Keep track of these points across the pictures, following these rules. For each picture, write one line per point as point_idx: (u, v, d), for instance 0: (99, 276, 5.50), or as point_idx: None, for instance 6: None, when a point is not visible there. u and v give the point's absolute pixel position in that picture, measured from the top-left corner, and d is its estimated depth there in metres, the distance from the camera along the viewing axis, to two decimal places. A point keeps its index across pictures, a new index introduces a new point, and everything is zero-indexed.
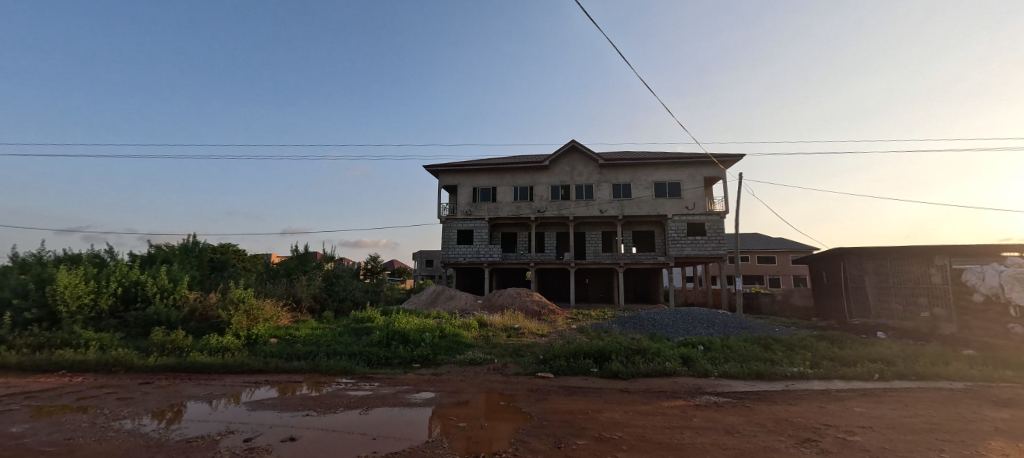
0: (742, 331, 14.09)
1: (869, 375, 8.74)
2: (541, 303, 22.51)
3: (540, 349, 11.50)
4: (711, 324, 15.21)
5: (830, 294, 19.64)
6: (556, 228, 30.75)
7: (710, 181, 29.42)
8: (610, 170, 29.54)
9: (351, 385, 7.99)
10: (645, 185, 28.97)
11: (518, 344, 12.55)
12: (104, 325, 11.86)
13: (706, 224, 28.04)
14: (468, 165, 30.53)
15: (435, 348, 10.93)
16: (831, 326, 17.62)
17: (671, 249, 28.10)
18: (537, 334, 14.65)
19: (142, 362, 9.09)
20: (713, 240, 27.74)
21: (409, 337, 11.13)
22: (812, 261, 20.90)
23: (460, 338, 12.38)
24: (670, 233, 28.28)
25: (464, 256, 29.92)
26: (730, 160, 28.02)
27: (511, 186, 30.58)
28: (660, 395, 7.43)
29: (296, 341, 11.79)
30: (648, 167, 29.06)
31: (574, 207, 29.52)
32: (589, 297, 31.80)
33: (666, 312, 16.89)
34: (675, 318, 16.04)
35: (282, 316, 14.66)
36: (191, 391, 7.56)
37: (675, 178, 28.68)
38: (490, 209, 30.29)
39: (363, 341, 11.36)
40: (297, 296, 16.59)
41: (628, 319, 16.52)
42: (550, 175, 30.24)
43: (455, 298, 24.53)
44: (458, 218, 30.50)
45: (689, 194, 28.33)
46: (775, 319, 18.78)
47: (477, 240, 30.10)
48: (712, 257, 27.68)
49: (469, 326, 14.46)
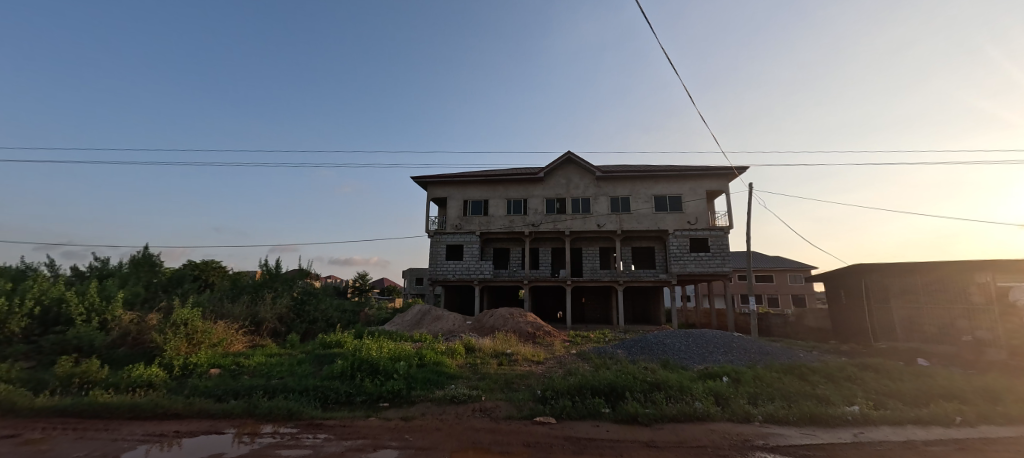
0: (766, 358, 12.34)
1: (949, 419, 7.02)
2: (536, 324, 20.58)
3: (536, 381, 9.63)
4: (729, 349, 13.44)
5: (850, 316, 18.05)
6: (551, 243, 29.05)
7: (713, 195, 28.08)
8: (608, 182, 28.11)
9: (289, 439, 6.05)
10: (645, 199, 27.52)
11: (511, 373, 10.65)
12: (8, 352, 9.80)
13: (709, 240, 26.52)
14: (459, 176, 28.93)
15: (409, 381, 9.04)
16: (856, 350, 15.98)
17: (673, 266, 26.45)
18: (532, 361, 12.74)
19: (27, 402, 7.08)
20: (717, 257, 26.17)
21: (379, 368, 9.24)
22: (828, 278, 19.35)
23: (442, 367, 10.47)
24: (671, 249, 26.72)
25: (453, 273, 28.02)
26: (733, 173, 26.73)
27: (504, 198, 28.95)
28: (699, 452, 5.59)
29: (243, 373, 9.83)
30: (648, 179, 27.68)
31: (570, 221, 27.91)
32: (586, 318, 29.89)
33: (677, 335, 15.09)
34: (687, 341, 14.26)
35: (236, 341, 12.65)
36: (67, 450, 5.56)
37: (676, 191, 27.29)
38: (481, 222, 28.57)
39: (321, 372, 9.41)
40: (259, 316, 14.62)
41: (634, 343, 14.71)
42: (545, 187, 28.71)
43: (441, 319, 22.48)
44: (447, 232, 28.67)
45: (691, 208, 26.91)
46: (793, 343, 17.03)
47: (468, 256, 28.22)
48: (717, 275, 26.06)
49: (454, 352, 12.52)
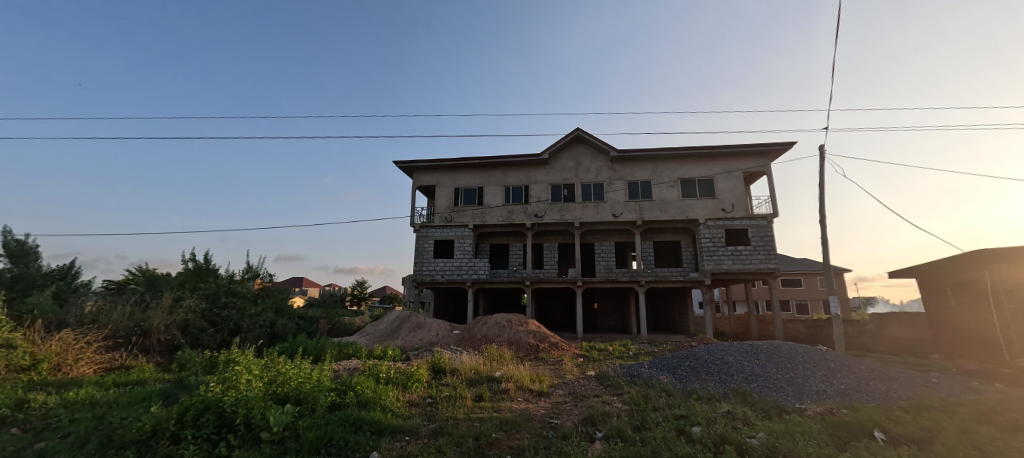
0: (902, 393, 7.78)
1: None
2: (539, 335, 16.15)
3: (533, 444, 5.16)
4: (829, 374, 8.86)
5: (961, 322, 13.43)
6: (558, 238, 24.57)
7: (751, 179, 23.54)
8: (624, 165, 23.74)
9: None
10: (669, 183, 23.06)
11: (490, 421, 6.21)
12: None
13: (750, 231, 21.84)
14: (449, 161, 24.66)
15: (284, 451, 4.67)
16: (988, 370, 11.37)
17: (704, 263, 21.86)
18: (531, 394, 8.20)
19: None
20: (759, 252, 21.49)
21: (235, 422, 4.92)
22: (923, 272, 14.81)
23: (368, 411, 6.06)
24: (703, 242, 22.08)
25: (442, 274, 23.58)
26: (777, 149, 22.12)
27: (501, 185, 24.55)
28: None
29: (9, 426, 5.51)
30: (672, 160, 23.24)
31: (580, 211, 23.50)
32: (599, 327, 25.35)
33: (740, 351, 10.50)
34: (762, 361, 9.68)
35: (76, 364, 8.34)
36: None
37: (707, 173, 22.81)
38: (475, 213, 24.17)
39: (131, 425, 5.07)
40: (145, 325, 10.35)
41: (681, 363, 10.17)
42: (549, 172, 24.37)
43: (422, 329, 18.05)
44: (435, 225, 24.22)
45: (725, 194, 22.44)
46: (892, 361, 12.39)
47: (459, 253, 23.80)
48: (760, 274, 21.40)
49: (408, 378, 8.03)
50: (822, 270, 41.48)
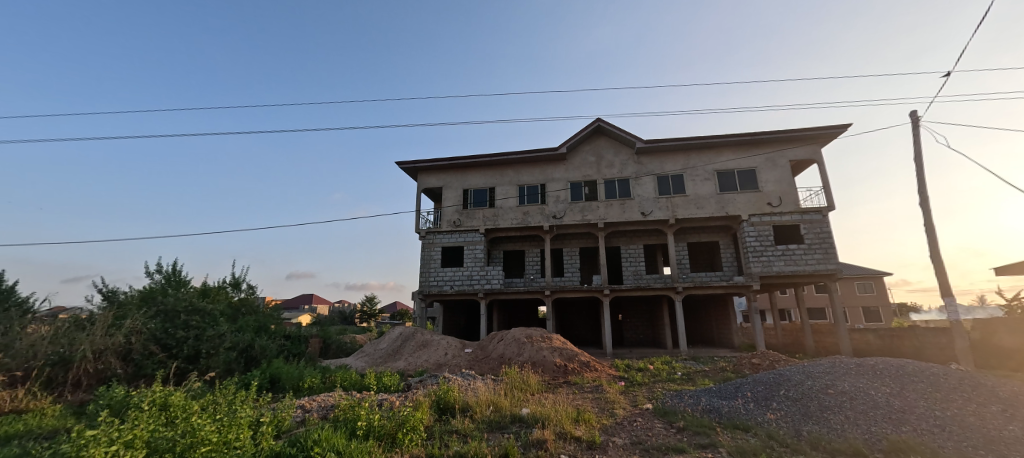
0: None
1: None
2: (567, 353, 13.48)
3: None
4: (1009, 413, 6.16)
5: None
6: (580, 242, 21.93)
7: (798, 169, 20.87)
8: (652, 157, 21.20)
9: None
10: (704, 176, 20.44)
11: None
12: None
13: (802, 228, 19.06)
14: (457, 159, 22.33)
15: None
16: None
17: (750, 265, 19.06)
18: (578, 447, 5.60)
19: None
20: (816, 251, 18.67)
21: None
22: None
23: None
24: (747, 241, 19.30)
25: (450, 284, 21.05)
26: (828, 133, 19.50)
27: (515, 185, 22.12)
28: None
29: None
30: (707, 150, 20.66)
31: (604, 210, 20.93)
32: (627, 341, 22.56)
33: (851, 375, 7.82)
34: (895, 392, 6.96)
35: None
36: None
37: (748, 163, 20.19)
38: (487, 216, 21.73)
39: None
40: (66, 352, 7.94)
41: (778, 395, 7.42)
42: (568, 168, 21.92)
43: (429, 348, 15.50)
44: (442, 230, 21.76)
45: (770, 186, 19.76)
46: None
47: (469, 261, 21.28)
48: (817, 276, 18.55)
49: (400, 426, 5.42)
50: (884, 274, 38.63)
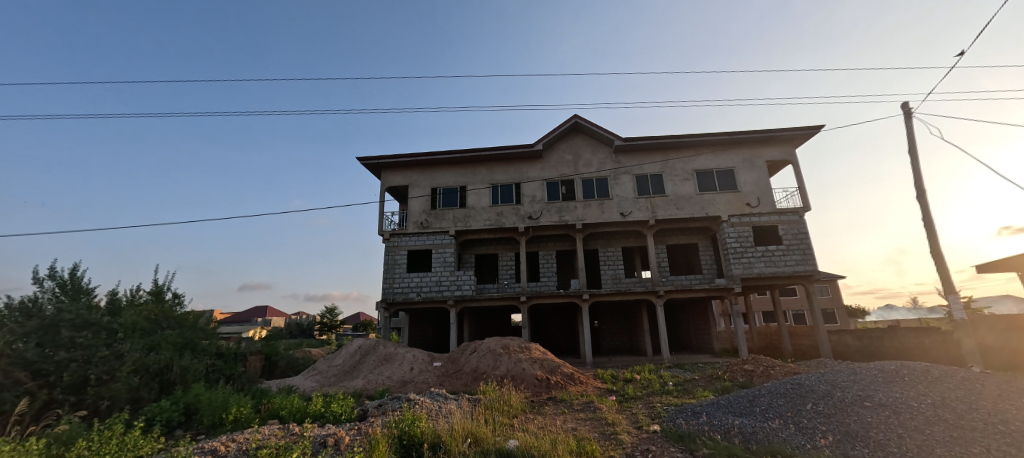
0: None
1: None
2: (548, 364, 12.10)
3: None
4: None
5: None
6: (556, 244, 20.74)
7: (774, 169, 20.64)
8: (630, 156, 20.39)
9: None
10: (683, 175, 19.81)
11: None
12: None
13: (780, 228, 18.71)
14: (425, 156, 20.67)
15: None
16: None
17: (731, 267, 18.45)
18: None
19: None
20: (795, 252, 18.32)
21: None
22: None
23: None
24: (728, 242, 18.72)
25: (417, 291, 19.27)
26: (804, 134, 19.36)
27: (487, 184, 20.69)
28: None
29: None
30: (686, 149, 20.07)
31: (581, 210, 19.88)
32: (605, 349, 21.47)
33: (880, 384, 6.87)
34: (939, 404, 6.00)
35: None
36: None
37: (726, 163, 19.75)
38: (457, 217, 20.17)
39: None
40: None
41: (806, 411, 6.32)
42: (543, 167, 20.75)
43: (392, 362, 13.71)
44: (408, 232, 19.99)
45: (748, 187, 19.34)
46: None
47: (438, 265, 19.60)
48: (797, 277, 18.17)
49: None
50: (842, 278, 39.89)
